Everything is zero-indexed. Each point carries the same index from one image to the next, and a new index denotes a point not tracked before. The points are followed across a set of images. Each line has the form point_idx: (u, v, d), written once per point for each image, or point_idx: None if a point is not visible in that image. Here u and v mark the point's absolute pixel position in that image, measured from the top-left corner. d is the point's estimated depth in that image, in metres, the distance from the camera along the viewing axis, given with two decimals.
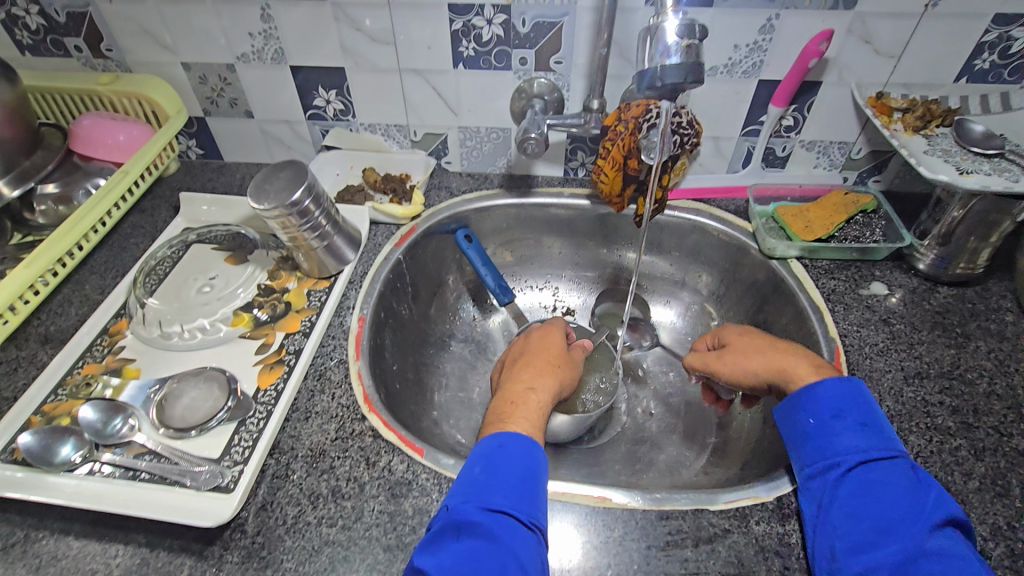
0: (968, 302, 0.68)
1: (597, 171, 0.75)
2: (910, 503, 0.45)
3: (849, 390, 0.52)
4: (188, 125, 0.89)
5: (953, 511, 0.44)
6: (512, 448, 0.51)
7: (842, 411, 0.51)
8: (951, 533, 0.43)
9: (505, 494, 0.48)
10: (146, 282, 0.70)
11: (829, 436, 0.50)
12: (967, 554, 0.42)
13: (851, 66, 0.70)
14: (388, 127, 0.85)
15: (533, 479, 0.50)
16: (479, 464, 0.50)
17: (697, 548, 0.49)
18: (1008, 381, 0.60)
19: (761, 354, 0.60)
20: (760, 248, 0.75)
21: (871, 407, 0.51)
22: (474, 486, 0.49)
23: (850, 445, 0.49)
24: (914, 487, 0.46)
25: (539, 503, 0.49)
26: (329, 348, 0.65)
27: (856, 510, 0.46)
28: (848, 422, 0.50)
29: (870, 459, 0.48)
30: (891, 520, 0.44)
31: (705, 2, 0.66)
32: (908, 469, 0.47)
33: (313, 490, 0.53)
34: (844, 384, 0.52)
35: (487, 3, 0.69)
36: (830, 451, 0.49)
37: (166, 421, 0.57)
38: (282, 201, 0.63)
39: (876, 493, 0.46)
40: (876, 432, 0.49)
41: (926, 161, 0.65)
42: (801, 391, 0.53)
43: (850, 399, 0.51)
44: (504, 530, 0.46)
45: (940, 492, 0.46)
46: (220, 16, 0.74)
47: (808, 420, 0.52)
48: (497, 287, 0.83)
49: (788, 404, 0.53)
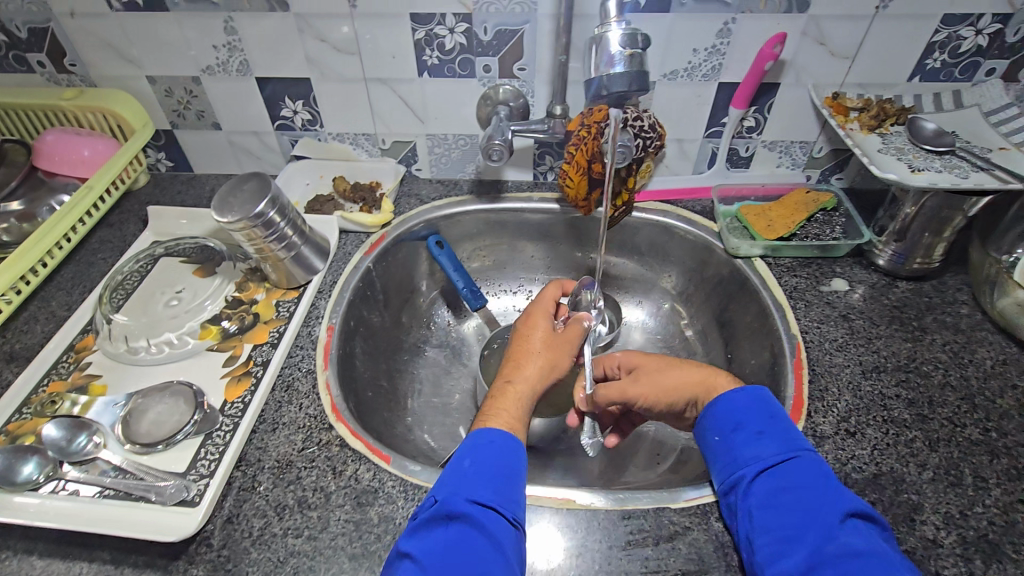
0: (925, 296, 0.70)
1: (562, 175, 0.76)
2: (809, 507, 0.44)
3: (745, 400, 0.52)
4: (156, 138, 0.89)
5: (852, 505, 0.44)
6: (501, 444, 0.53)
7: (740, 423, 0.51)
8: (855, 529, 0.43)
9: (490, 489, 0.49)
10: (113, 297, 0.70)
11: (732, 450, 0.50)
12: (871, 548, 0.41)
13: (807, 67, 0.71)
14: (356, 136, 0.86)
15: (517, 475, 0.51)
16: (467, 456, 0.51)
17: (658, 546, 0.50)
18: (962, 373, 0.62)
19: (663, 375, 0.59)
20: (725, 248, 0.76)
21: (767, 412, 0.51)
22: (460, 478, 0.50)
23: (750, 456, 0.49)
24: (814, 487, 0.45)
25: (521, 498, 0.50)
26: (298, 358, 0.66)
27: (764, 521, 0.45)
28: (746, 433, 0.50)
29: (769, 467, 0.48)
30: (794, 527, 0.44)
31: (662, 8, 0.67)
32: (806, 469, 0.47)
33: (279, 501, 0.53)
34: (740, 394, 0.53)
35: (448, 12, 0.70)
36: (734, 464, 0.49)
37: (131, 436, 0.57)
38: (246, 213, 0.63)
39: (777, 501, 0.45)
40: (772, 437, 0.49)
41: (879, 161, 0.67)
42: (706, 410, 0.54)
43: (746, 410, 0.52)
44: (488, 524, 0.47)
45: (840, 489, 0.45)
46: (183, 30, 0.74)
47: (713, 437, 0.52)
48: (469, 293, 0.84)
49: (697, 424, 0.54)
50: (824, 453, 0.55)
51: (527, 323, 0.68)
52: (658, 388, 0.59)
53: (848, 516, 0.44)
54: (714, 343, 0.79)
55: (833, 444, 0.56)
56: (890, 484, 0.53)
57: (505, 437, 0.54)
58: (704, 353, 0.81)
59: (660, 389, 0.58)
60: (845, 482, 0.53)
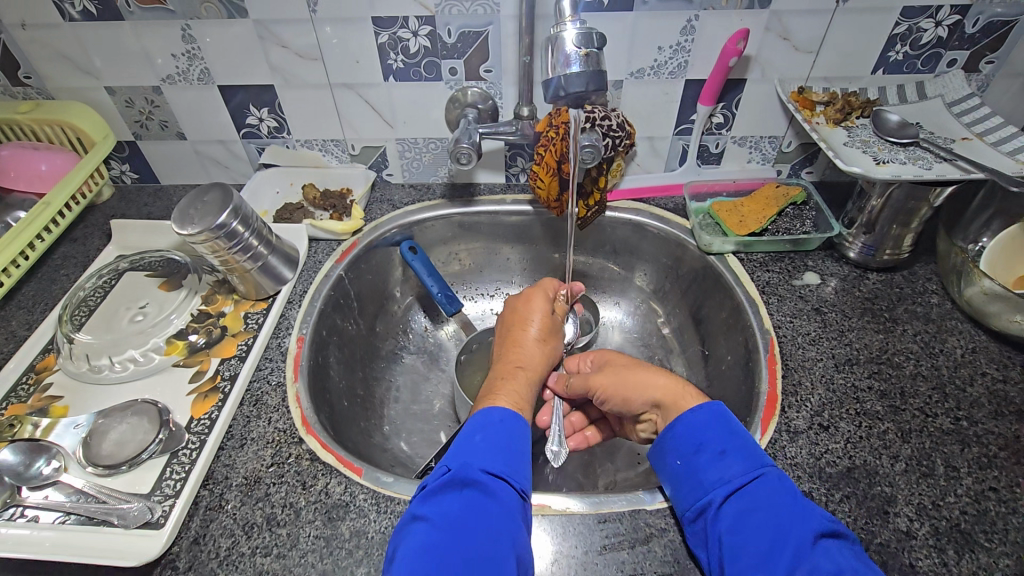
0: (895, 287, 0.70)
1: (533, 177, 0.76)
2: (780, 530, 0.43)
3: (704, 419, 0.51)
4: (119, 149, 0.87)
5: (821, 524, 0.43)
6: (511, 423, 0.53)
7: (702, 444, 0.49)
8: (826, 549, 0.41)
9: (503, 462, 0.49)
10: (74, 315, 0.68)
11: (696, 473, 0.48)
12: (842, 568, 0.40)
13: (772, 62, 0.71)
14: (325, 142, 0.84)
15: (524, 452, 0.52)
16: (480, 430, 0.51)
17: (633, 550, 0.50)
18: (933, 362, 0.62)
19: (625, 376, 0.59)
20: (698, 245, 0.76)
21: (728, 430, 0.49)
22: (473, 449, 0.50)
23: (715, 478, 0.47)
24: (782, 506, 0.44)
25: (527, 474, 0.50)
26: (267, 371, 0.64)
27: (735, 549, 0.43)
28: (709, 454, 0.49)
29: (736, 490, 0.46)
30: (766, 553, 0.42)
31: (625, 6, 0.66)
32: (773, 487, 0.45)
33: (247, 520, 0.52)
34: (698, 413, 0.51)
35: (410, 15, 0.69)
36: (699, 489, 0.48)
37: (93, 459, 0.55)
38: (208, 225, 0.62)
39: (746, 526, 0.44)
40: (736, 456, 0.48)
41: (844, 154, 0.68)
42: (665, 434, 0.52)
43: (708, 429, 0.50)
44: (499, 494, 0.47)
45: (809, 506, 0.44)
46: (140, 39, 0.73)
47: (675, 461, 0.50)
48: (443, 298, 0.83)
49: (657, 448, 0.52)
50: (798, 448, 0.55)
51: (526, 304, 0.68)
52: (620, 385, 0.59)
53: (818, 535, 0.42)
54: (691, 340, 0.79)
55: (807, 439, 0.56)
56: (863, 477, 0.53)
57: (512, 414, 0.54)
58: (681, 351, 0.80)
59: (624, 387, 0.59)
60: (819, 476, 0.53)
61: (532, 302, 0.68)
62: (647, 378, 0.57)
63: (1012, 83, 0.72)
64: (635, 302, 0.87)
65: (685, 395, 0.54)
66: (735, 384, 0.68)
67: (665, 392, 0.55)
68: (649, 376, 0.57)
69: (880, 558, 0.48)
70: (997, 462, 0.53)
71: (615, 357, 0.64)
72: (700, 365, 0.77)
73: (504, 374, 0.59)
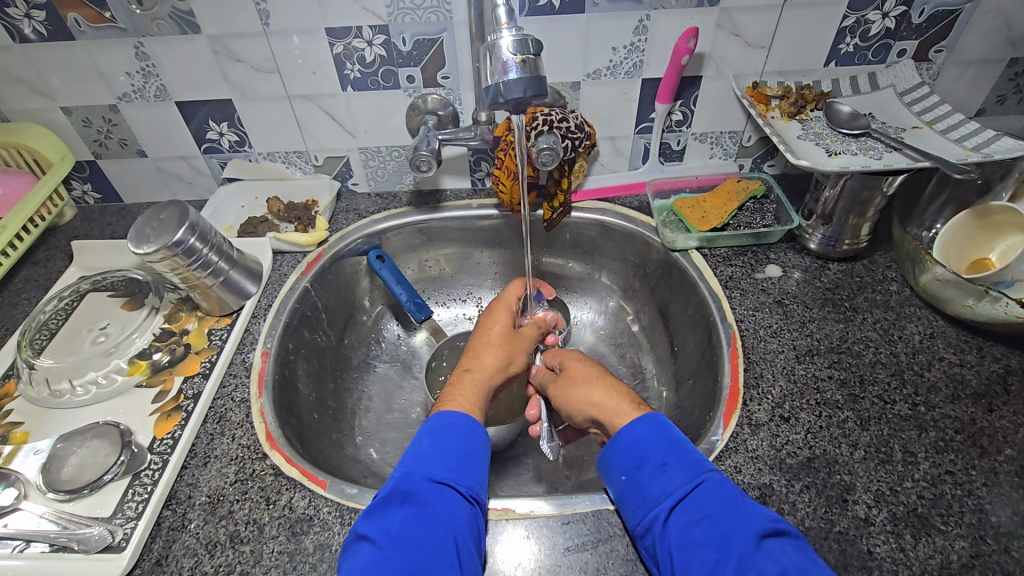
0: (856, 276, 0.71)
1: (495, 182, 0.77)
2: (723, 539, 0.43)
3: (643, 430, 0.52)
4: (80, 169, 0.86)
5: (761, 524, 0.44)
6: (459, 427, 0.54)
7: (644, 459, 0.51)
8: (767, 551, 0.42)
9: (448, 467, 0.50)
10: (34, 340, 0.67)
11: (641, 489, 0.49)
12: (784, 568, 0.41)
13: (726, 59, 0.72)
14: (288, 154, 0.84)
15: (475, 455, 0.53)
16: (426, 438, 0.53)
17: (596, 550, 0.50)
18: (892, 350, 0.63)
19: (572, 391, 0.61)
20: (662, 242, 0.77)
21: (665, 440, 0.51)
22: (419, 458, 0.51)
23: (659, 492, 0.48)
24: (724, 513, 0.45)
25: (478, 477, 0.51)
26: (231, 388, 0.64)
27: (686, 559, 0.44)
28: (650, 468, 0.50)
29: (680, 500, 0.47)
30: (713, 562, 0.43)
31: (576, 8, 0.66)
32: (713, 493, 0.46)
33: (210, 538, 0.52)
34: (637, 427, 0.53)
35: (364, 25, 0.69)
36: (648, 504, 0.48)
37: (54, 484, 0.55)
38: (164, 242, 0.62)
39: (692, 537, 0.44)
40: (676, 467, 0.49)
41: (797, 146, 0.69)
42: (609, 449, 0.53)
43: (649, 442, 0.51)
44: (446, 499, 0.48)
45: (750, 508, 0.45)
46: (92, 59, 0.72)
47: (621, 476, 0.51)
48: (412, 305, 0.83)
49: (604, 465, 0.53)
50: (759, 440, 0.56)
51: (489, 318, 0.71)
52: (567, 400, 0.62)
53: (759, 537, 0.43)
54: (660, 338, 0.80)
55: (768, 431, 0.56)
56: (824, 466, 0.53)
57: (463, 417, 0.55)
58: (651, 347, 0.81)
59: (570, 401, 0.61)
60: (780, 467, 0.54)
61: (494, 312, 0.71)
62: (592, 396, 0.59)
63: (963, 71, 0.73)
64: (606, 302, 0.88)
65: (620, 413, 0.56)
66: (700, 378, 0.68)
67: (603, 411, 0.58)
68: (593, 393, 0.59)
69: (840, 546, 0.48)
70: (953, 444, 0.54)
71: (578, 363, 0.66)
72: (669, 362, 0.77)
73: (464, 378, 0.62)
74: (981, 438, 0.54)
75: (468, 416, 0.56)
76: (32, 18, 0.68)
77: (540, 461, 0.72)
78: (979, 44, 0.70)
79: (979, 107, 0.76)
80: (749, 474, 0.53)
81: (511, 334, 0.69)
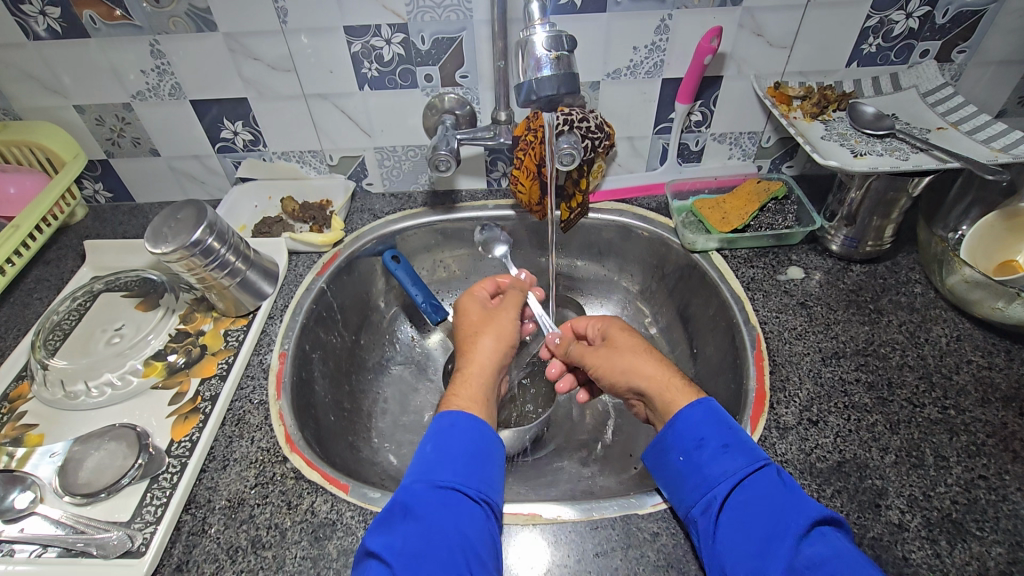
0: (879, 278, 0.70)
1: (513, 182, 0.76)
2: (776, 520, 0.43)
3: (700, 415, 0.51)
4: (92, 168, 0.85)
5: (818, 510, 0.44)
6: (462, 428, 0.53)
7: (703, 439, 0.50)
8: (822, 536, 0.42)
9: (453, 472, 0.49)
10: (48, 341, 0.66)
11: (700, 468, 0.49)
12: (840, 551, 0.41)
13: (748, 59, 0.71)
14: (302, 154, 0.83)
15: (482, 456, 0.52)
16: (430, 442, 0.52)
17: (626, 555, 0.49)
18: (918, 352, 0.62)
19: (614, 358, 0.60)
20: (682, 243, 0.76)
21: (724, 423, 0.50)
22: (425, 464, 0.50)
23: (718, 472, 0.48)
24: (780, 498, 0.45)
25: (490, 479, 0.51)
26: (249, 390, 0.63)
27: (737, 538, 0.44)
28: (710, 448, 0.49)
29: (738, 482, 0.47)
30: (764, 543, 0.43)
31: (598, 7, 0.66)
32: (771, 480, 0.46)
33: (231, 543, 0.51)
34: (695, 410, 0.51)
35: (383, 23, 0.68)
36: (704, 485, 0.48)
37: (71, 488, 0.54)
38: (182, 242, 0.61)
39: (747, 520, 0.44)
40: (738, 450, 0.48)
41: (822, 147, 0.69)
42: (665, 429, 0.52)
43: (707, 425, 0.50)
44: (452, 506, 0.47)
45: (806, 497, 0.45)
46: (107, 57, 0.71)
47: (677, 458, 0.50)
48: (427, 306, 0.81)
49: (658, 445, 0.52)
50: (788, 444, 0.55)
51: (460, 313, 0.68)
52: (609, 367, 0.60)
53: (814, 522, 0.43)
54: (678, 340, 0.79)
55: (796, 434, 0.56)
56: (854, 471, 0.53)
57: (470, 418, 0.54)
58: (669, 350, 0.80)
59: (609, 369, 0.60)
60: (810, 471, 0.53)
61: (467, 308, 0.68)
62: (636, 366, 0.58)
63: (984, 72, 0.72)
64: (621, 303, 0.87)
65: (669, 386, 0.55)
66: (722, 381, 0.67)
67: (650, 382, 0.56)
68: (641, 362, 0.58)
69: (874, 552, 0.47)
70: (985, 449, 0.53)
71: (619, 331, 0.63)
72: (689, 364, 0.76)
73: (461, 374, 0.61)
74: (1013, 442, 0.54)
75: (474, 415, 0.55)
76: (46, 15, 0.67)
77: (559, 463, 0.71)
78: (1002, 45, 0.69)
79: (1000, 108, 0.76)
80: None
81: (493, 318, 0.66)
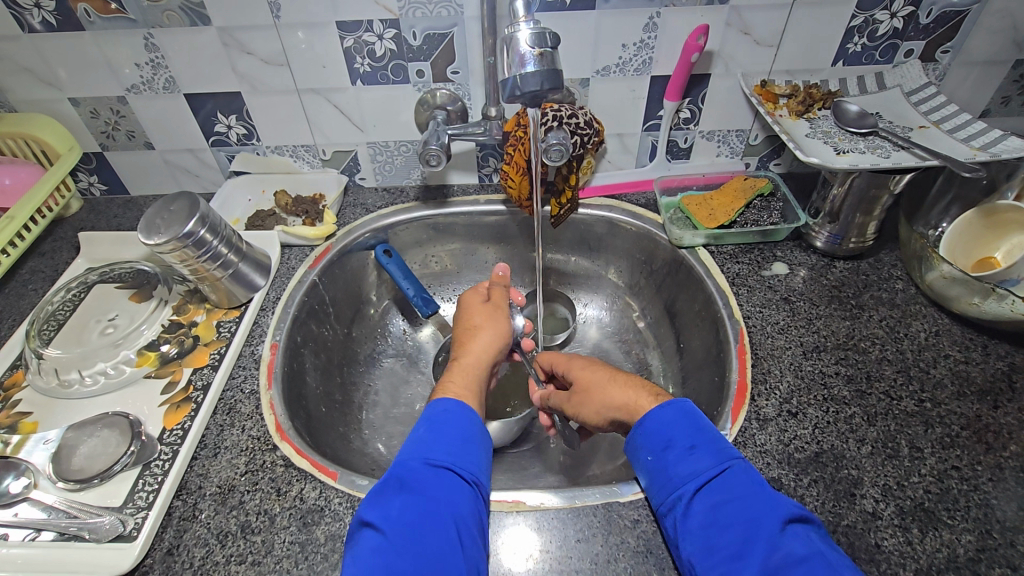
0: (862, 274, 0.71)
1: (504, 176, 0.78)
2: (749, 519, 0.44)
3: (670, 415, 0.52)
4: (86, 161, 0.86)
5: (788, 509, 0.44)
6: (456, 412, 0.53)
7: (671, 440, 0.50)
8: (794, 533, 0.43)
9: (447, 451, 0.50)
10: (42, 330, 0.67)
11: (667, 469, 0.49)
12: (811, 550, 0.41)
13: (735, 57, 0.72)
14: (295, 148, 0.84)
15: (474, 439, 0.52)
16: (424, 425, 0.53)
17: (606, 543, 0.50)
18: (897, 347, 0.63)
19: (587, 397, 0.60)
20: (669, 239, 0.77)
21: (694, 424, 0.51)
22: (418, 444, 0.51)
23: (686, 473, 0.48)
24: (750, 497, 0.45)
25: (480, 461, 0.51)
26: (240, 379, 0.64)
27: (711, 538, 0.44)
28: (678, 449, 0.49)
29: (706, 483, 0.47)
30: (740, 542, 0.43)
31: (587, 5, 0.67)
32: (739, 479, 0.47)
33: (221, 528, 0.52)
34: (665, 411, 0.52)
35: (375, 18, 0.69)
36: (672, 485, 0.48)
37: (64, 474, 0.55)
38: (175, 233, 0.62)
39: (719, 519, 0.45)
40: (704, 450, 0.49)
41: (806, 145, 0.70)
42: (635, 431, 0.53)
43: (676, 425, 0.51)
44: (444, 485, 0.48)
45: (776, 494, 0.46)
46: (101, 49, 0.72)
47: (646, 458, 0.51)
48: (418, 299, 0.82)
49: (629, 446, 0.52)
50: (768, 435, 0.56)
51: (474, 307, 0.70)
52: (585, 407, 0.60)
53: (786, 520, 0.44)
54: (666, 334, 0.80)
55: (776, 426, 0.57)
56: (831, 461, 0.54)
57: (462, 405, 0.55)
58: (657, 344, 0.81)
59: (587, 412, 0.60)
60: (788, 461, 0.54)
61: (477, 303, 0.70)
62: (606, 400, 0.58)
63: (969, 72, 0.73)
64: (610, 298, 0.88)
65: (639, 408, 0.55)
66: (707, 373, 0.69)
67: (623, 412, 0.56)
68: (609, 394, 0.58)
69: (848, 539, 0.49)
70: (958, 441, 0.55)
71: (583, 367, 0.63)
72: (675, 358, 0.77)
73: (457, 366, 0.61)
74: (986, 434, 0.55)
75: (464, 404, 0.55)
76: (41, 7, 0.67)
77: (547, 455, 0.72)
78: (986, 45, 0.70)
79: (983, 108, 0.77)
80: (757, 467, 0.54)
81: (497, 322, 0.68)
